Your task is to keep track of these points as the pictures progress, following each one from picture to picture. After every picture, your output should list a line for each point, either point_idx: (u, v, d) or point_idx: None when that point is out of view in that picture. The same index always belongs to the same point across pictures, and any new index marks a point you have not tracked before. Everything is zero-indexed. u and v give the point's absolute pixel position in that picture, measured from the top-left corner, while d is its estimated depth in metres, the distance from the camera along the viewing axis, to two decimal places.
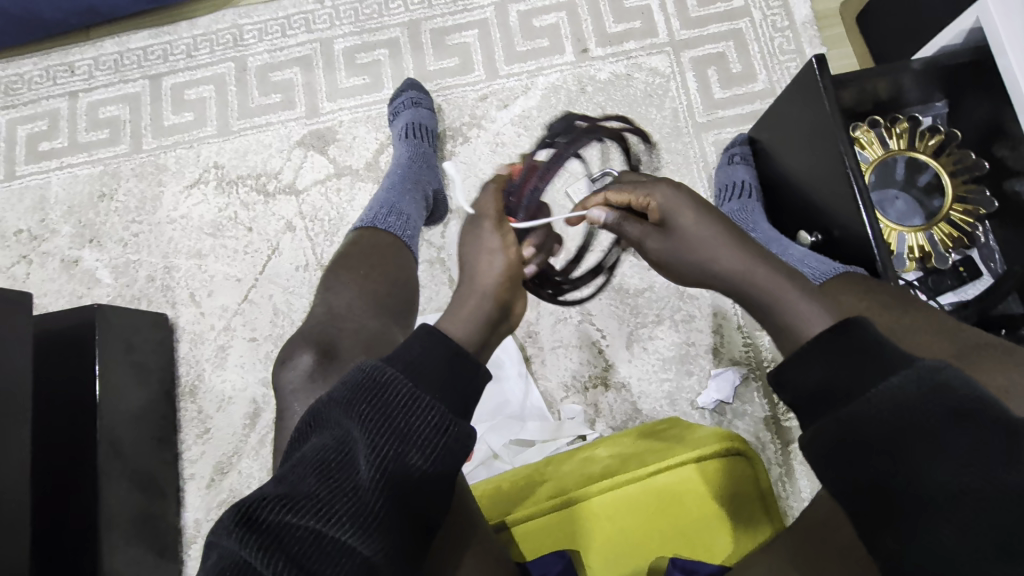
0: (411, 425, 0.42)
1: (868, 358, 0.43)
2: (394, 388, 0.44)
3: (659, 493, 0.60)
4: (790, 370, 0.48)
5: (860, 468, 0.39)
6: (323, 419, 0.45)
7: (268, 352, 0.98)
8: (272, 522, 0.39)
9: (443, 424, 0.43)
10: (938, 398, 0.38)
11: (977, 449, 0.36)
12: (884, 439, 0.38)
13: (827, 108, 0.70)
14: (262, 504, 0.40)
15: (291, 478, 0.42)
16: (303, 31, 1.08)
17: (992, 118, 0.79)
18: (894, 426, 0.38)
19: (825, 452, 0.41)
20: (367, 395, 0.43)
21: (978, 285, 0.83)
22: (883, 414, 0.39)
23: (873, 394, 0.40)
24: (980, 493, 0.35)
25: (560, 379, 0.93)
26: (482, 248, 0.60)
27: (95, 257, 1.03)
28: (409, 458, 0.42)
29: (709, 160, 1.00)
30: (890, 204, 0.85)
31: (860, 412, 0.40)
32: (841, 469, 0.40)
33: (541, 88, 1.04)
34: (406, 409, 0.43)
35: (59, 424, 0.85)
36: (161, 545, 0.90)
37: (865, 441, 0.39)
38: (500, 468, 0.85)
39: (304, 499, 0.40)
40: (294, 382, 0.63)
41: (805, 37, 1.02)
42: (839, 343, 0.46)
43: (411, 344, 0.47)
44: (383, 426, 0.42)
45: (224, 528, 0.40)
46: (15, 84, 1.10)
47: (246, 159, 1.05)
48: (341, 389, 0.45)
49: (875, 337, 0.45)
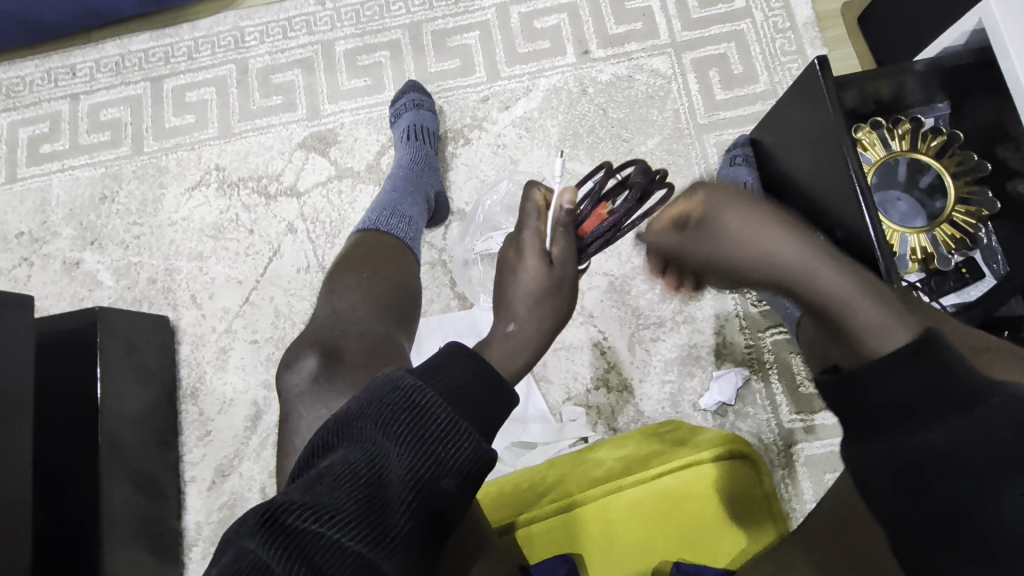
0: (448, 449, 0.42)
1: (946, 383, 0.41)
2: (434, 412, 0.43)
3: (663, 497, 0.60)
4: (871, 383, 0.45)
5: (938, 492, 0.40)
6: (351, 429, 0.44)
7: (269, 354, 0.98)
8: (296, 529, 0.38)
9: (477, 451, 0.43)
10: (1017, 436, 0.36)
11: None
12: (962, 470, 0.38)
13: (829, 108, 0.70)
14: (289, 510, 0.39)
15: (316, 485, 0.40)
16: (305, 33, 1.08)
17: (994, 119, 0.79)
18: (971, 461, 0.38)
19: (899, 467, 0.42)
20: (405, 415, 0.43)
21: (982, 286, 0.83)
22: (960, 448, 0.38)
23: (952, 424, 0.39)
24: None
25: (562, 382, 0.93)
26: (545, 296, 0.67)
27: (96, 259, 1.03)
28: (442, 482, 0.42)
29: (711, 161, 1.00)
30: (892, 206, 0.84)
31: (935, 442, 0.40)
32: (920, 493, 0.41)
33: (543, 89, 1.04)
34: (445, 434, 0.43)
35: (61, 426, 0.85)
36: (162, 548, 0.89)
37: (946, 469, 0.39)
38: (503, 470, 0.84)
39: (330, 509, 0.39)
40: (298, 385, 0.63)
41: (806, 38, 1.02)
42: (916, 364, 0.43)
43: (451, 365, 0.46)
44: (418, 448, 0.42)
45: (245, 529, 0.39)
46: (16, 86, 1.10)
47: (247, 161, 1.05)
48: (377, 404, 0.44)
49: (955, 356, 0.42)
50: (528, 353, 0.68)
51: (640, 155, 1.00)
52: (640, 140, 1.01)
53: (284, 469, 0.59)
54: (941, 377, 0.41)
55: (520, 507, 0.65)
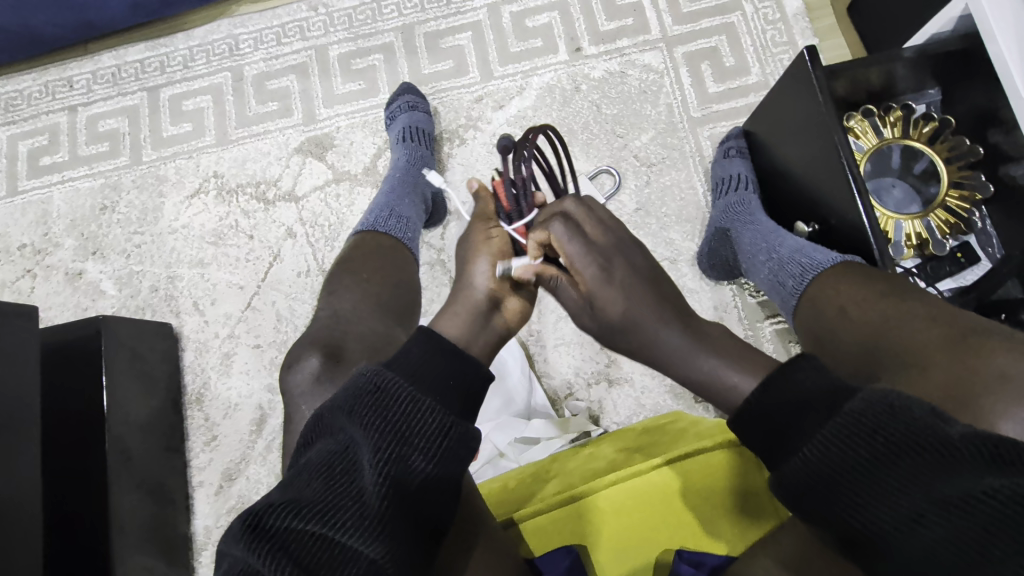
0: (413, 427, 0.43)
1: (809, 401, 0.44)
2: (394, 393, 0.45)
3: (654, 482, 0.60)
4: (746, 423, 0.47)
5: (823, 513, 0.39)
6: (325, 425, 0.46)
7: (273, 358, 0.99)
8: (279, 527, 0.38)
9: (445, 426, 0.44)
10: (871, 434, 0.38)
11: (917, 473, 0.35)
12: (832, 480, 0.39)
13: (819, 98, 0.70)
14: (268, 511, 0.39)
15: (295, 484, 0.42)
16: (298, 39, 1.09)
17: (986, 104, 0.80)
18: (835, 469, 0.39)
19: (787, 499, 0.42)
20: (368, 399, 0.44)
21: (977, 271, 0.84)
22: (826, 455, 0.39)
23: (818, 436, 0.41)
24: (926, 510, 0.34)
25: (563, 377, 0.94)
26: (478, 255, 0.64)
27: (99, 269, 1.04)
28: (414, 461, 0.42)
29: (705, 154, 1.00)
30: (887, 192, 0.86)
31: (807, 458, 0.40)
32: (811, 517, 0.40)
33: (537, 87, 1.04)
34: (408, 411, 0.44)
35: (67, 434, 0.86)
36: (171, 553, 0.90)
37: (816, 485, 0.40)
38: (506, 466, 0.83)
39: (309, 502, 0.39)
40: (301, 386, 0.64)
41: (797, 28, 1.03)
42: (779, 391, 0.46)
43: (409, 350, 0.49)
44: (387, 430, 0.43)
45: (232, 539, 0.40)
46: (14, 100, 1.11)
47: (246, 167, 1.06)
48: (341, 397, 0.46)
49: (812, 376, 0.45)
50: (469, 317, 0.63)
51: (634, 150, 1.01)
52: (634, 135, 1.02)
53: None
54: (802, 399, 0.44)
55: (522, 502, 0.65)
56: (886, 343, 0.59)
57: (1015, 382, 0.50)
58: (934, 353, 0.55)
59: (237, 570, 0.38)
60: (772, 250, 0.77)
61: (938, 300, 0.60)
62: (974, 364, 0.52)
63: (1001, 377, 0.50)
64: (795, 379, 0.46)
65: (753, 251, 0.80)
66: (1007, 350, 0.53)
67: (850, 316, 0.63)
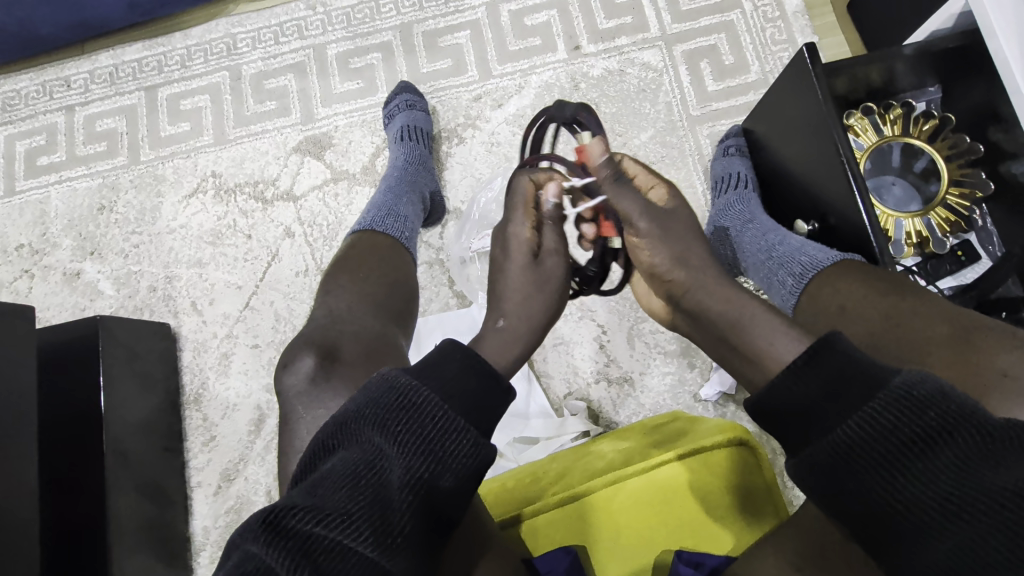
0: (444, 447, 0.43)
1: (847, 379, 0.42)
2: (428, 409, 0.44)
3: (669, 487, 0.60)
4: (767, 398, 0.46)
5: (851, 494, 0.39)
6: (349, 430, 0.44)
7: (271, 358, 0.98)
8: (302, 531, 0.38)
9: (475, 447, 0.44)
10: (915, 414, 0.37)
11: (963, 460, 0.35)
12: (870, 466, 0.38)
13: (819, 96, 0.70)
14: (290, 512, 0.39)
15: (317, 488, 0.41)
16: (296, 38, 1.09)
17: (986, 102, 0.80)
18: (871, 454, 0.38)
19: (815, 482, 0.41)
20: (403, 413, 0.44)
21: (977, 268, 0.83)
22: (867, 435, 0.38)
23: (858, 414, 0.39)
24: (970, 500, 0.34)
25: (563, 376, 0.94)
26: (527, 284, 0.62)
27: (96, 269, 1.04)
28: (441, 480, 0.42)
29: (704, 152, 1.00)
30: (887, 190, 0.85)
31: (846, 437, 0.39)
32: (839, 499, 0.40)
33: (535, 86, 1.04)
34: (441, 429, 0.43)
35: (65, 435, 0.86)
36: (169, 554, 0.90)
37: (851, 468, 0.39)
38: (506, 466, 0.84)
39: (335, 511, 0.39)
40: (295, 386, 0.63)
41: (796, 26, 1.03)
42: (815, 365, 0.44)
43: (445, 362, 0.48)
44: (419, 448, 0.42)
45: (249, 534, 0.39)
46: (12, 100, 1.10)
47: (243, 167, 1.05)
48: (371, 404, 0.45)
49: (853, 354, 0.44)
50: (531, 333, 0.61)
51: (634, 148, 1.01)
52: (633, 133, 1.01)
53: (283, 470, 0.59)
54: (837, 379, 0.42)
55: (523, 501, 0.64)
56: (890, 339, 0.58)
57: (1017, 381, 0.51)
58: (939, 351, 0.56)
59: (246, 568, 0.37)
60: (771, 249, 0.77)
61: (937, 298, 0.61)
62: (978, 365, 0.53)
63: (1002, 376, 0.51)
64: (834, 355, 0.44)
65: (752, 250, 0.80)
66: (1009, 347, 0.54)
67: (854, 313, 0.63)
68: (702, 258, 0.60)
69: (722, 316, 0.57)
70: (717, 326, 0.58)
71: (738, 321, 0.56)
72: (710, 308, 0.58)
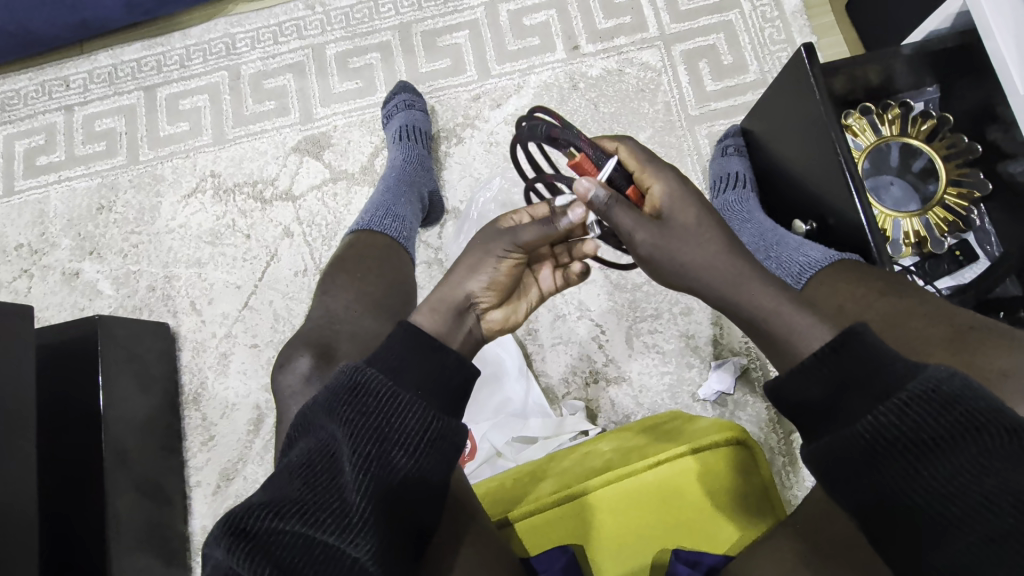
0: (393, 424, 0.43)
1: (872, 371, 0.42)
2: (372, 389, 0.44)
3: (656, 484, 0.60)
4: (792, 384, 0.46)
5: (867, 488, 0.39)
6: (309, 422, 0.46)
7: (269, 358, 0.98)
8: (262, 529, 0.38)
9: (427, 421, 0.44)
10: (943, 411, 0.37)
11: (988, 458, 0.35)
12: (888, 460, 0.38)
13: (817, 97, 0.70)
14: (249, 514, 0.39)
15: (278, 485, 0.42)
16: (295, 38, 1.09)
17: (984, 102, 0.80)
18: (891, 450, 0.38)
19: (830, 473, 0.42)
20: (348, 396, 0.44)
21: (975, 268, 0.83)
22: (887, 428, 0.39)
23: (880, 406, 0.39)
24: (992, 500, 0.34)
25: (562, 376, 0.94)
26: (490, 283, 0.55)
27: (96, 269, 1.04)
28: (394, 457, 0.42)
29: (703, 152, 1.00)
30: (885, 190, 0.84)
31: (864, 430, 0.39)
32: (851, 492, 0.40)
33: (534, 86, 1.04)
34: (386, 407, 0.43)
35: (64, 435, 0.86)
36: (168, 553, 0.90)
37: (870, 463, 0.39)
38: (504, 466, 0.84)
39: (291, 502, 0.40)
40: (292, 386, 0.64)
41: (795, 26, 1.03)
42: (841, 356, 0.44)
43: (390, 346, 0.47)
44: (365, 427, 0.42)
45: (214, 541, 0.40)
46: (11, 100, 1.11)
47: (242, 166, 1.06)
48: (324, 395, 0.45)
49: (879, 346, 0.44)
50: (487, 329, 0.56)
51: None
52: (632, 133, 1.01)
53: None
54: (866, 373, 0.42)
55: (521, 499, 0.64)
56: (890, 335, 0.59)
57: (1014, 379, 0.52)
58: (935, 350, 0.56)
59: (220, 571, 0.39)
60: (768, 249, 0.76)
61: (938, 299, 0.61)
62: (976, 365, 0.54)
63: (1002, 376, 0.52)
64: (862, 348, 0.44)
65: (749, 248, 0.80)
66: (1007, 347, 0.54)
67: (853, 312, 0.63)
68: (722, 261, 0.56)
69: (752, 310, 0.56)
70: (746, 319, 0.57)
71: (770, 312, 0.55)
72: (735, 303, 0.57)
